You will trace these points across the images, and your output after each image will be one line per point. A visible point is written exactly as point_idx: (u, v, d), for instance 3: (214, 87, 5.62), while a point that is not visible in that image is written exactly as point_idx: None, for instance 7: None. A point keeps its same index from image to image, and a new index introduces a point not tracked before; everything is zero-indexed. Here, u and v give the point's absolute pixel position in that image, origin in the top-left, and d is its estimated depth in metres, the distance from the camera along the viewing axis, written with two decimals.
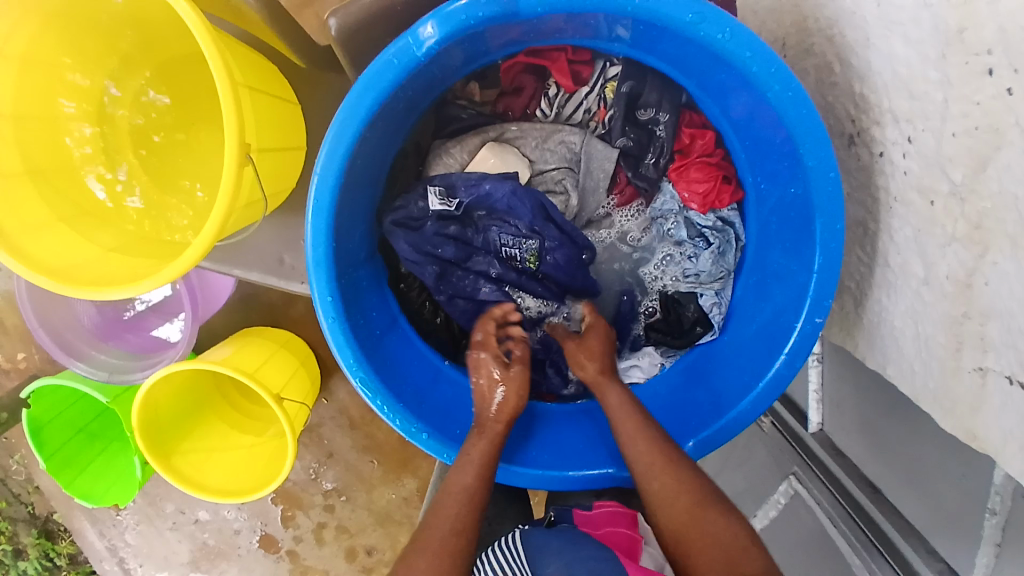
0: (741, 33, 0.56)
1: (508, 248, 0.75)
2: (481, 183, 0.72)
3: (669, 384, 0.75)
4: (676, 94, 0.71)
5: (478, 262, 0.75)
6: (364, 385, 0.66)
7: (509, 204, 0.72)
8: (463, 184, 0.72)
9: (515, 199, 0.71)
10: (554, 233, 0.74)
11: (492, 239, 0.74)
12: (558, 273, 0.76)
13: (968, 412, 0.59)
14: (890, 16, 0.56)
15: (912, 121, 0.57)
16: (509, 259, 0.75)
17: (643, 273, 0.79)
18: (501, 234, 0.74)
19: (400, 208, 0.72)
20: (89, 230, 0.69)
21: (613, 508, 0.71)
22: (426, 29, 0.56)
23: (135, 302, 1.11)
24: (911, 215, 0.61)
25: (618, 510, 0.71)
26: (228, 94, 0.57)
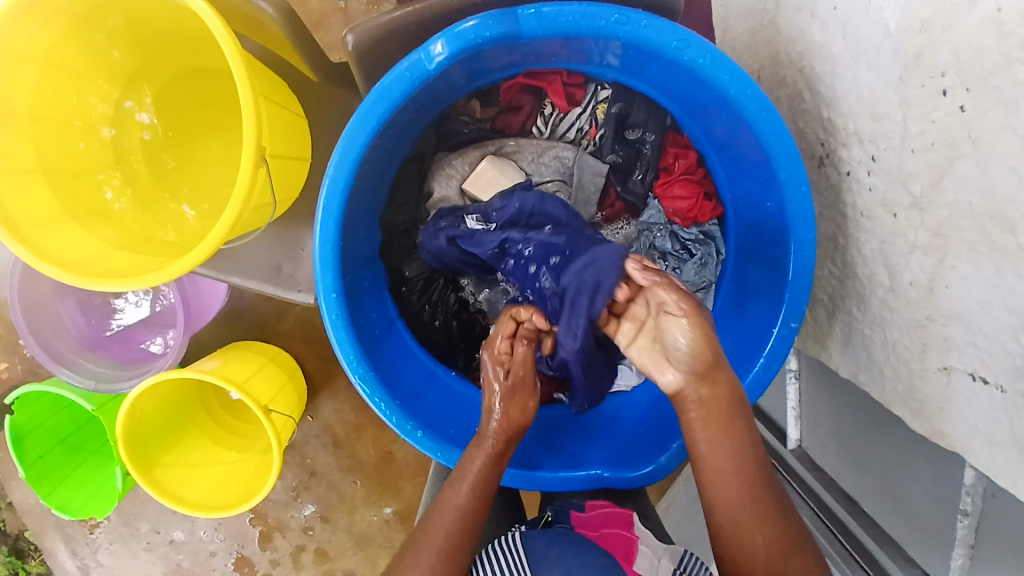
0: (720, 58, 0.61)
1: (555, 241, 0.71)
2: (509, 203, 0.74)
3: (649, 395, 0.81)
4: (661, 115, 0.78)
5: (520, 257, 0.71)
6: (363, 381, 0.68)
7: (541, 210, 0.73)
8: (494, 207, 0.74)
9: (546, 203, 0.73)
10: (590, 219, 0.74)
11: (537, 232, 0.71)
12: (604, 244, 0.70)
13: (935, 412, 0.63)
14: (854, 48, 0.62)
15: (876, 141, 0.63)
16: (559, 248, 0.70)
17: None
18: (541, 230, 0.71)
19: (446, 225, 0.75)
20: (95, 227, 0.72)
21: (609, 510, 0.73)
22: (436, 46, 0.60)
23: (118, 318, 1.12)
24: (877, 228, 0.67)
25: (613, 511, 0.73)
26: (249, 98, 0.61)
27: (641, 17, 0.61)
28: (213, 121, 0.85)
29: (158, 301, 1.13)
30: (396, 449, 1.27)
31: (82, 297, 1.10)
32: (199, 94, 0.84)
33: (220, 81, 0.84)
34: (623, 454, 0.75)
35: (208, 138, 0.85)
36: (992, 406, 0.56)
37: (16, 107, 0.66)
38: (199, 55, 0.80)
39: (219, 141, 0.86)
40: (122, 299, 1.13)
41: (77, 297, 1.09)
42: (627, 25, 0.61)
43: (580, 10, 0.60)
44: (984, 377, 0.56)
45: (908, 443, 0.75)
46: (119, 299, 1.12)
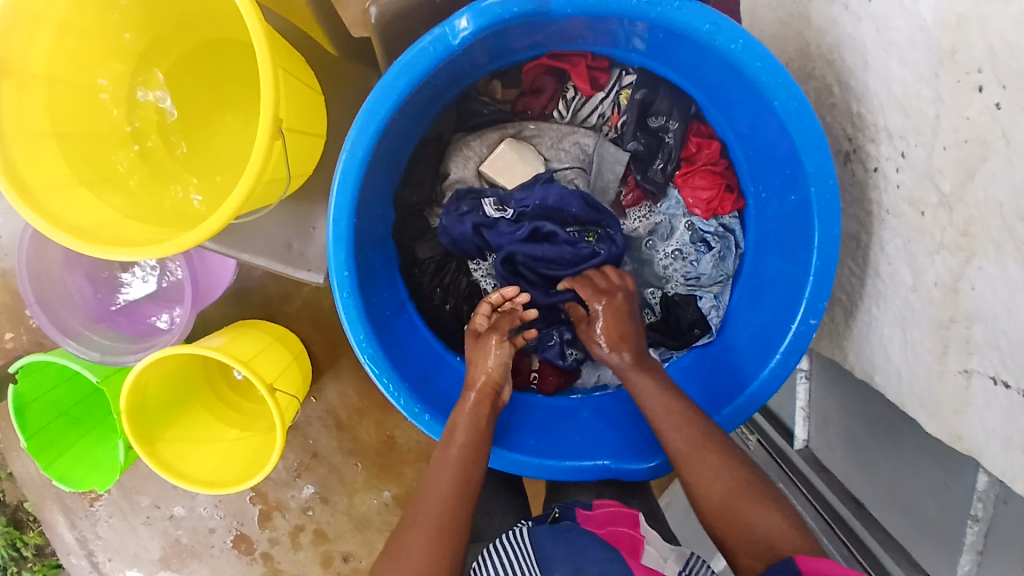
0: (752, 45, 0.60)
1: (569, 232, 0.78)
2: (533, 187, 0.75)
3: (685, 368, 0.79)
4: (686, 104, 0.76)
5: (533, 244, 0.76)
6: (372, 362, 0.67)
7: (560, 200, 0.74)
8: (516, 197, 0.76)
9: (566, 196, 0.74)
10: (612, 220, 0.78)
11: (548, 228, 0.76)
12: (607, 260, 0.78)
13: (953, 413, 0.62)
14: (887, 41, 0.61)
15: (906, 137, 0.62)
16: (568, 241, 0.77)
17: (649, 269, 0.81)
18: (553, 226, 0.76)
19: (471, 211, 0.75)
20: (107, 195, 0.71)
21: (614, 508, 0.71)
22: (461, 21, 0.59)
23: (122, 293, 1.12)
24: (902, 226, 0.65)
25: (618, 509, 0.70)
26: (268, 68, 0.59)
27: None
28: (229, 95, 0.84)
29: (164, 277, 1.12)
30: (399, 434, 1.26)
31: (90, 268, 1.09)
32: (215, 66, 0.83)
33: (235, 53, 0.83)
34: (632, 445, 0.74)
35: (223, 112, 0.84)
36: (1012, 410, 0.55)
37: (31, 69, 0.64)
38: (221, 25, 0.79)
39: (234, 115, 0.85)
40: (128, 274, 1.12)
41: (85, 269, 1.09)
42: (659, 7, 0.60)
43: None
44: (1005, 381, 0.55)
45: (921, 446, 0.74)
46: (125, 274, 1.12)
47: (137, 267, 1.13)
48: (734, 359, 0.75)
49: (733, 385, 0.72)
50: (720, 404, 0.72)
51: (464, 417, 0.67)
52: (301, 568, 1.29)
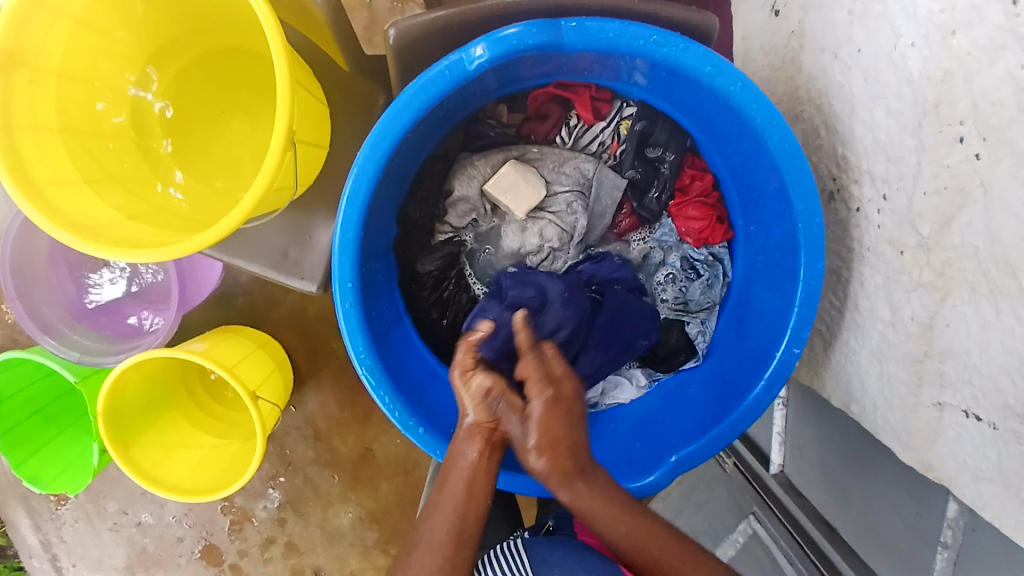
0: (750, 88, 0.64)
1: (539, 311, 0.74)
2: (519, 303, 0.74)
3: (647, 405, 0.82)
4: (682, 138, 0.79)
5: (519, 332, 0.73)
6: (370, 373, 0.68)
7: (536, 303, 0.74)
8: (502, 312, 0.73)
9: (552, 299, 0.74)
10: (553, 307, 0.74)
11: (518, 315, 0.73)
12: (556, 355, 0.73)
13: (925, 443, 0.66)
14: (875, 91, 0.65)
15: (888, 181, 0.66)
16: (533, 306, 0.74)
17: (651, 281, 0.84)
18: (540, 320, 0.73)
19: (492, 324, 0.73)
20: (111, 195, 0.71)
21: None
22: (478, 49, 0.62)
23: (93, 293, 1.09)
24: (881, 263, 0.69)
25: None
26: (285, 82, 0.61)
27: (680, 41, 0.63)
28: (235, 100, 0.85)
29: (135, 281, 1.11)
30: (376, 447, 1.25)
31: (74, 265, 1.08)
32: (217, 74, 0.83)
33: (239, 60, 0.83)
34: (618, 466, 0.75)
35: (227, 118, 0.85)
36: (982, 441, 0.59)
37: (45, 63, 0.65)
38: (235, 33, 0.79)
39: (240, 121, 0.85)
40: (97, 275, 1.09)
41: (68, 263, 1.07)
42: (665, 47, 0.63)
43: (622, 28, 0.62)
44: (977, 414, 0.59)
45: (896, 476, 0.78)
46: (94, 276, 1.09)
47: (106, 269, 1.10)
48: (706, 401, 0.77)
49: (699, 423, 0.75)
50: (722, 415, 0.73)
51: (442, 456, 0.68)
52: None
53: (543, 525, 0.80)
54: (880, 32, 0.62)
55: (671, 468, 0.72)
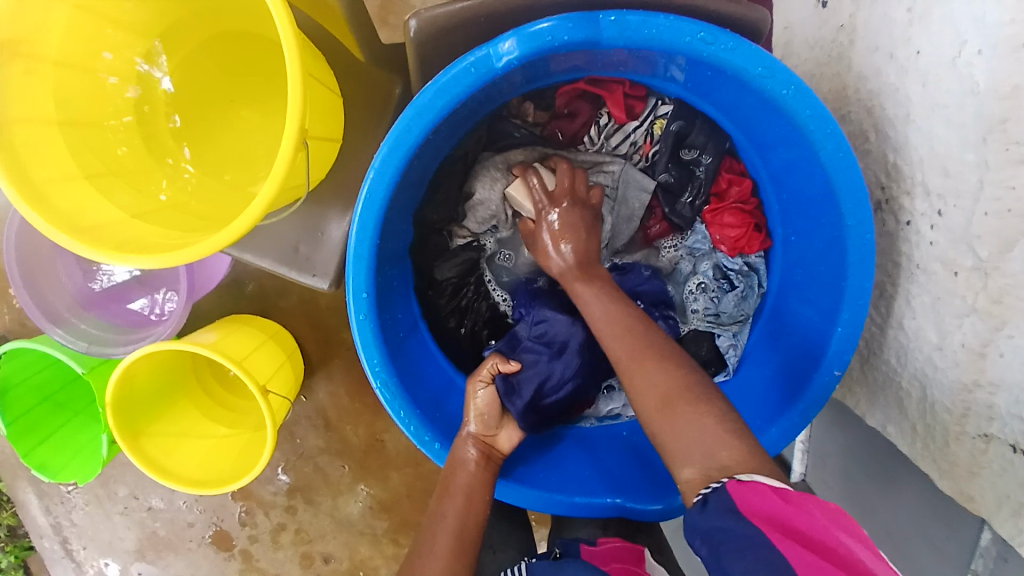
0: (804, 92, 0.59)
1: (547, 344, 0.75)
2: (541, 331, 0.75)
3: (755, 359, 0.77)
4: (721, 140, 0.75)
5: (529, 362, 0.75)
6: (384, 387, 0.65)
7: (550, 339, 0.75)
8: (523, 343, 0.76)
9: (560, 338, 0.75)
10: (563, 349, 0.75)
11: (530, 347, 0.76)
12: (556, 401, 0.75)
13: (966, 475, 0.63)
14: (935, 98, 0.59)
15: (944, 196, 0.61)
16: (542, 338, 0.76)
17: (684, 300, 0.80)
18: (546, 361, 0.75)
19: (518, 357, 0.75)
20: (114, 191, 0.67)
21: (617, 544, 0.70)
22: (506, 44, 0.57)
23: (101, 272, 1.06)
24: (932, 283, 0.65)
25: (622, 544, 0.70)
26: (297, 77, 0.56)
27: (728, 38, 0.58)
28: (246, 87, 0.80)
29: None
30: (387, 438, 1.23)
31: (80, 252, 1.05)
32: (228, 59, 0.78)
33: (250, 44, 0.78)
34: (641, 482, 0.72)
35: (239, 107, 0.80)
36: None
37: (41, 51, 0.62)
38: (246, 17, 0.74)
39: (251, 111, 0.81)
40: None
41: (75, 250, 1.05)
42: (713, 46, 0.58)
43: (667, 23, 0.57)
44: None
45: (926, 501, 0.74)
46: None
47: None
48: (801, 333, 0.71)
49: (801, 361, 0.69)
50: (772, 417, 0.70)
51: (457, 469, 0.66)
52: (279, 566, 1.27)
53: (550, 551, 0.73)
54: (944, 34, 0.57)
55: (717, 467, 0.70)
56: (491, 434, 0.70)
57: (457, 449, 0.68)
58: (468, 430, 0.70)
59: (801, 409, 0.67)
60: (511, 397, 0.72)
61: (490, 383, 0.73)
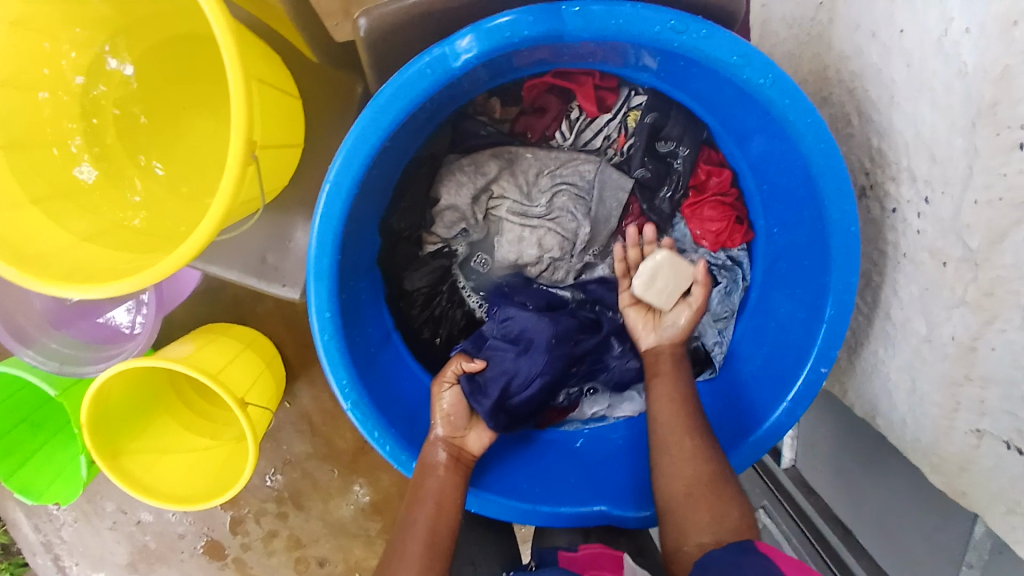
0: (783, 80, 0.56)
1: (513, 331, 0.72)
2: (508, 322, 0.72)
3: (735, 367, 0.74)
4: (698, 129, 0.72)
5: (495, 353, 0.71)
6: (356, 409, 0.62)
7: (521, 329, 0.71)
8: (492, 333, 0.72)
9: (529, 326, 0.71)
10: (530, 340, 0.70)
11: (495, 336, 0.72)
12: (529, 400, 0.70)
13: (959, 470, 0.61)
14: (920, 81, 0.56)
15: (931, 183, 0.58)
16: (506, 326, 0.72)
17: None
18: (508, 354, 0.70)
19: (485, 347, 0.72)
20: (61, 215, 0.64)
21: (596, 549, 0.69)
22: (463, 41, 0.54)
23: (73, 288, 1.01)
24: (919, 273, 0.62)
25: (601, 549, 0.69)
26: (240, 87, 0.52)
27: (701, 26, 0.54)
28: (197, 93, 0.76)
29: None
30: None
31: None
32: (175, 64, 0.74)
33: (198, 46, 0.74)
34: (629, 487, 0.70)
35: (191, 115, 0.76)
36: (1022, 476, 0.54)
37: None
38: (191, 19, 0.70)
39: (204, 118, 0.77)
40: None
41: None
42: (684, 35, 0.55)
43: (634, 11, 0.54)
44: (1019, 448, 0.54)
45: (917, 487, 0.73)
46: None
47: None
48: (783, 335, 0.68)
49: (785, 361, 0.67)
50: (747, 432, 0.67)
51: (436, 487, 0.64)
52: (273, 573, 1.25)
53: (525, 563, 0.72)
54: (928, 13, 0.54)
55: None
56: (460, 436, 0.67)
57: (428, 452, 0.65)
58: (437, 433, 0.67)
59: (784, 409, 0.65)
60: (477, 396, 0.68)
61: (454, 383, 0.69)
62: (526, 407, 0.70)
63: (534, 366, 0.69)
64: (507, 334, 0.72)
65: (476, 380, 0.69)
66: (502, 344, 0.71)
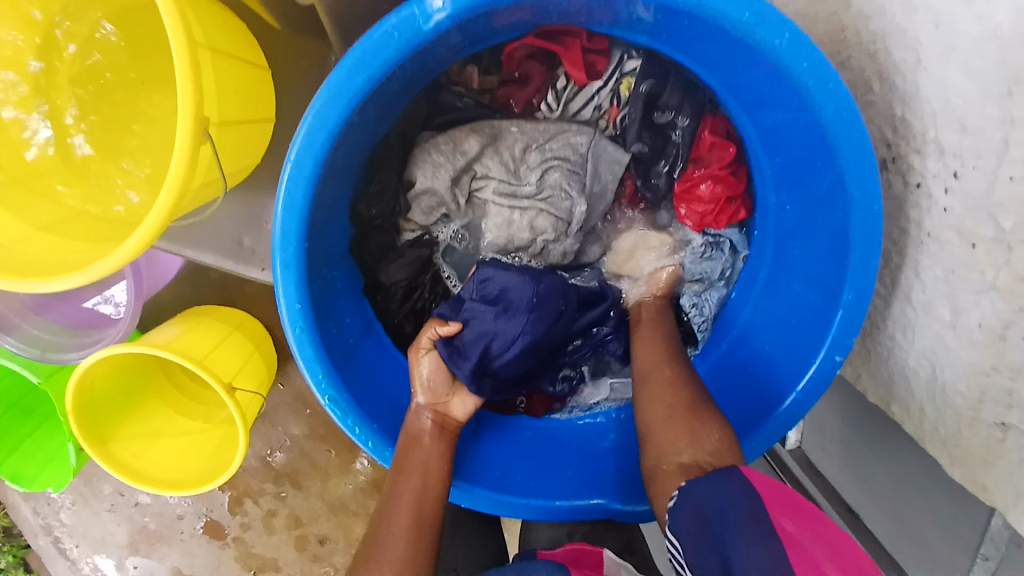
0: (802, 39, 0.50)
1: (494, 294, 0.67)
2: (489, 284, 0.67)
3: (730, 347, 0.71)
4: (698, 95, 0.67)
5: (473, 316, 0.67)
6: (335, 406, 0.59)
7: (500, 291, 0.66)
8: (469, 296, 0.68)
9: (510, 289, 0.66)
10: (512, 302, 0.66)
11: (473, 298, 0.68)
12: (514, 363, 0.66)
13: (981, 464, 0.57)
14: (952, 41, 0.50)
15: (961, 156, 0.52)
16: (485, 288, 0.67)
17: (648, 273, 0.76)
18: (487, 317, 0.66)
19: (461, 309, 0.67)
20: (11, 202, 0.59)
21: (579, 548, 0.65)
22: (435, 0, 0.48)
23: None
24: (944, 254, 0.57)
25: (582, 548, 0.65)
26: (187, 59, 0.47)
27: None
28: (153, 61, 0.70)
29: None
30: None
31: None
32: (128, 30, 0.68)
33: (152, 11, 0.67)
34: (629, 479, 0.67)
35: (148, 87, 0.70)
36: None
37: None
38: None
39: (163, 90, 0.71)
40: None
41: None
42: None
43: None
44: None
45: (931, 476, 0.71)
46: None
47: None
48: (791, 319, 0.64)
49: (796, 348, 0.63)
50: (750, 424, 0.64)
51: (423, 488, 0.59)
52: (275, 551, 1.24)
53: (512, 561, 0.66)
54: None
55: None
56: (443, 402, 0.65)
57: (411, 421, 0.63)
58: (418, 400, 0.65)
59: (790, 401, 0.61)
60: (455, 360, 0.65)
61: (431, 349, 0.66)
62: (513, 369, 0.67)
63: (519, 326, 0.65)
64: (486, 296, 0.67)
65: (453, 348, 0.65)
66: (480, 307, 0.67)
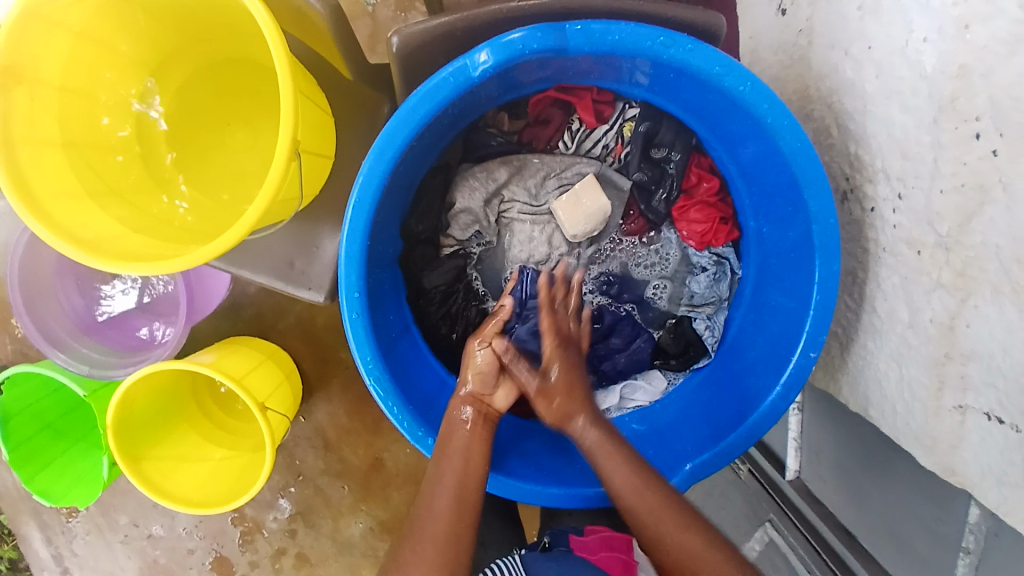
0: (761, 87, 0.62)
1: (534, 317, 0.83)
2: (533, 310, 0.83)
3: (728, 369, 0.80)
4: (688, 137, 0.80)
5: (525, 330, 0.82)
6: (378, 385, 0.68)
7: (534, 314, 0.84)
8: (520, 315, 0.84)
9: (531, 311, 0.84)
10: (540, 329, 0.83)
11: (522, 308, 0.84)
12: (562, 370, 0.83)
13: (948, 449, 0.64)
14: (889, 88, 0.63)
15: (904, 179, 0.64)
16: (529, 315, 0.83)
17: (645, 294, 0.88)
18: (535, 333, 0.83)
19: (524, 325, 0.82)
20: (110, 207, 0.70)
21: (605, 534, 0.76)
22: (482, 54, 0.61)
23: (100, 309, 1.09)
24: (900, 265, 0.68)
25: (611, 534, 0.76)
26: (289, 88, 0.59)
27: (686, 40, 0.61)
28: (236, 109, 0.85)
29: (147, 291, 1.11)
30: (387, 456, 1.24)
31: (82, 277, 1.08)
32: (221, 82, 0.83)
33: (241, 67, 0.83)
34: None
35: (231, 129, 0.85)
36: (1006, 446, 0.57)
37: (44, 76, 0.64)
38: (240, 44, 0.79)
39: (243, 131, 0.85)
40: (109, 285, 1.10)
41: (76, 276, 1.07)
42: (672, 48, 0.62)
43: (629, 28, 0.61)
44: (1000, 418, 0.57)
45: (914, 480, 0.76)
46: (105, 287, 1.09)
47: (118, 280, 1.10)
48: (775, 327, 0.74)
49: (775, 349, 0.72)
50: (734, 423, 0.73)
51: (453, 475, 0.67)
52: None
53: (540, 542, 0.80)
54: (893, 27, 0.61)
55: (687, 476, 0.71)
56: (488, 394, 0.74)
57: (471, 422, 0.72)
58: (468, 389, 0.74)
59: (776, 395, 0.70)
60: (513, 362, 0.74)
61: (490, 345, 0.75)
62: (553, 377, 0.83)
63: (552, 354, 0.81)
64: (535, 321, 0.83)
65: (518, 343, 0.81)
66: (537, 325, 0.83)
